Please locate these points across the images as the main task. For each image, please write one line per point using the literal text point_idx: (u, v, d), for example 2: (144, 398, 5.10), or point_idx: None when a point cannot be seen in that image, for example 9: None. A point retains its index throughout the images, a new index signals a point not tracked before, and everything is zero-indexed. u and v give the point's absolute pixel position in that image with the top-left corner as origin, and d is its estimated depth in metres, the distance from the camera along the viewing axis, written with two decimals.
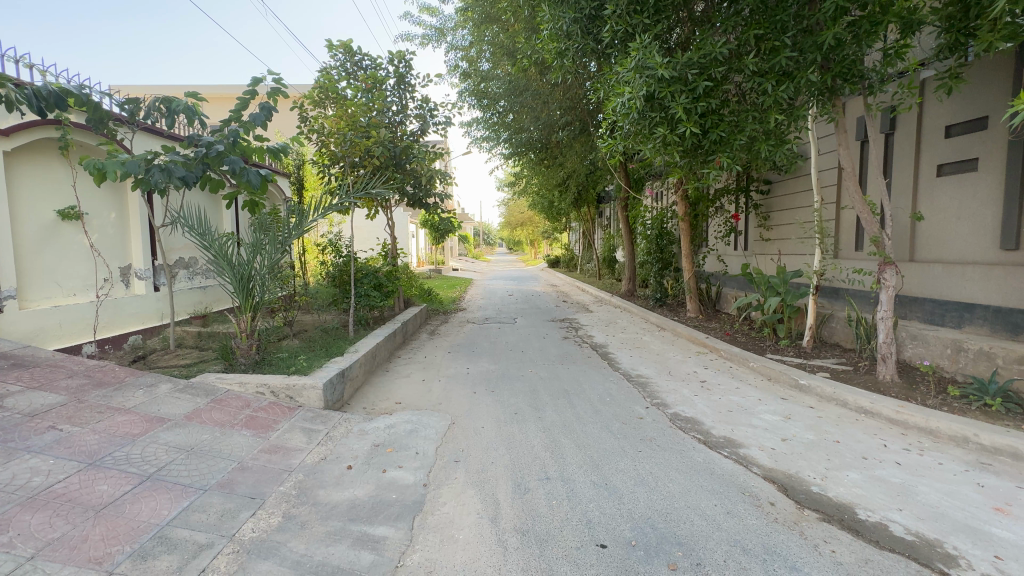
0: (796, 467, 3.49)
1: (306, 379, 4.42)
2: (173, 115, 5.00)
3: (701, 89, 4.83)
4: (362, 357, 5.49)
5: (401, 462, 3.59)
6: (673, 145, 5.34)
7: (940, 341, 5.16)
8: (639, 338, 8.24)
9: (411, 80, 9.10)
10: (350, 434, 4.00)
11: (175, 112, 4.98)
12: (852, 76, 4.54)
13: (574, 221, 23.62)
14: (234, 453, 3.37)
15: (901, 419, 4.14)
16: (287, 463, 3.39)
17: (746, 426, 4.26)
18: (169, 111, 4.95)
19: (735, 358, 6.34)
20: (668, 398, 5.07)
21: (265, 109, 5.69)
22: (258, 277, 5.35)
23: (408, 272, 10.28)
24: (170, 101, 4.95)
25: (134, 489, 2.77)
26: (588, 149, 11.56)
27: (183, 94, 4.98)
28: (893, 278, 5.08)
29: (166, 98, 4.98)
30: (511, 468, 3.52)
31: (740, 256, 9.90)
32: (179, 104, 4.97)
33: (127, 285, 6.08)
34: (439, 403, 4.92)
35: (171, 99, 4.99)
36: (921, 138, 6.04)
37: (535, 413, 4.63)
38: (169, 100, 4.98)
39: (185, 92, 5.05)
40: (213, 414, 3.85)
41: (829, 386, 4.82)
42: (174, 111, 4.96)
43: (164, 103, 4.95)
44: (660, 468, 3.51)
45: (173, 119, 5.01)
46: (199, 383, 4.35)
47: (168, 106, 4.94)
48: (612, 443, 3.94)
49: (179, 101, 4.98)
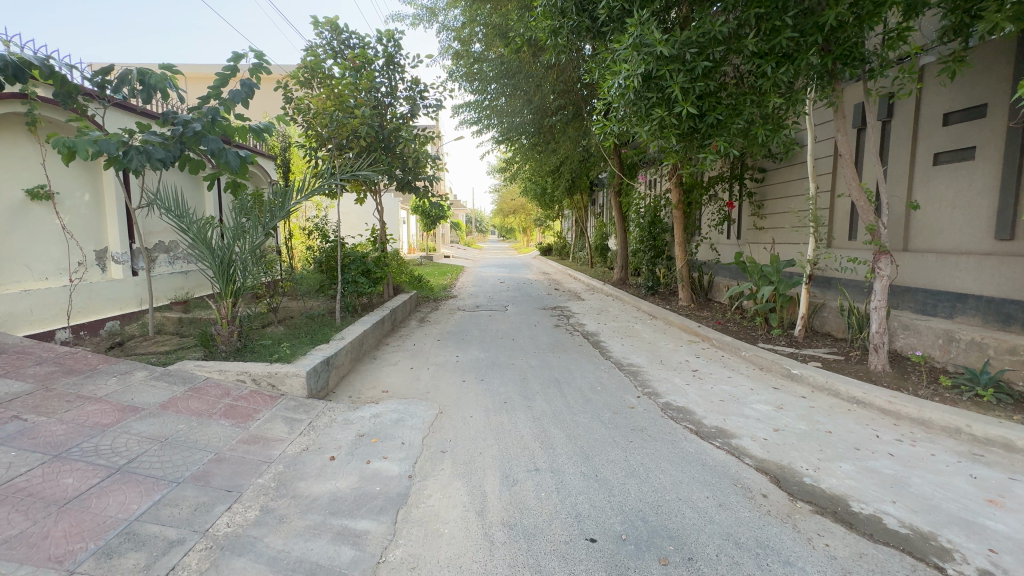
0: (789, 458, 3.44)
1: (289, 367, 4.29)
2: (148, 90, 4.82)
3: (700, 69, 4.59)
4: (348, 345, 5.36)
5: (386, 452, 3.49)
6: (669, 127, 5.12)
7: (932, 331, 5.15)
8: (631, 326, 8.17)
9: (400, 60, 8.84)
10: (334, 424, 3.88)
11: (150, 86, 4.80)
12: (852, 59, 4.44)
13: (566, 209, 23.43)
14: (211, 444, 3.23)
15: (893, 409, 4.09)
16: (267, 454, 3.26)
17: (738, 416, 4.21)
18: (143, 85, 4.77)
19: (727, 347, 6.29)
20: (659, 387, 5.00)
21: (246, 85, 5.46)
22: (239, 261, 5.17)
23: (398, 258, 10.08)
24: (146, 75, 4.76)
25: (102, 482, 2.63)
26: (581, 134, 11.41)
27: (159, 67, 4.80)
28: (888, 268, 5.03)
29: (140, 71, 4.79)
30: (500, 458, 3.43)
31: (733, 244, 9.84)
32: (155, 78, 4.80)
33: (104, 270, 5.86)
34: (427, 392, 4.81)
35: (146, 73, 4.80)
36: (919, 126, 5.94)
37: (525, 402, 4.55)
38: (145, 73, 4.79)
39: (160, 65, 4.84)
40: (191, 403, 3.70)
41: (821, 375, 4.78)
42: (150, 86, 4.78)
43: (139, 76, 4.76)
44: (651, 458, 3.45)
45: (149, 93, 4.83)
46: (176, 371, 4.19)
47: (143, 80, 4.76)
48: (603, 434, 3.85)
49: (155, 75, 4.80)
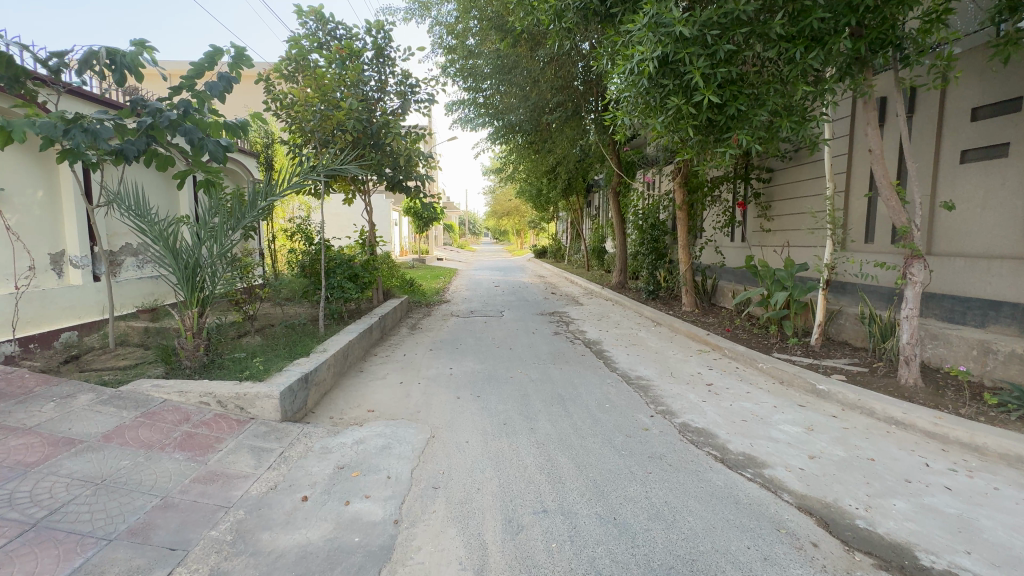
0: (833, 493, 2.99)
1: (260, 387, 3.78)
2: (122, 71, 4.03)
3: (723, 53, 4.11)
4: (331, 358, 4.87)
5: (369, 490, 3.00)
6: (686, 118, 4.67)
7: (966, 341, 4.77)
8: (634, 333, 7.74)
9: (390, 53, 8.38)
10: (310, 454, 3.38)
11: (124, 67, 3.99)
12: (886, 43, 4.09)
13: (560, 210, 23.03)
14: (159, 484, 2.72)
15: (939, 432, 3.66)
16: (225, 496, 2.75)
17: (766, 439, 3.76)
18: (116, 65, 3.97)
19: (741, 358, 5.86)
20: (673, 404, 4.55)
21: (225, 78, 4.87)
22: (206, 266, 4.64)
23: (388, 261, 9.58)
24: (117, 53, 3.95)
25: (8, 544, 2.12)
26: (580, 132, 10.99)
27: (131, 42, 3.99)
28: (921, 273, 4.60)
29: (109, 47, 3.96)
30: (501, 497, 2.96)
31: (738, 247, 9.43)
32: (128, 56, 3.99)
33: (61, 275, 5.35)
34: (417, 412, 4.32)
35: (117, 50, 3.98)
36: (943, 122, 5.57)
37: (527, 424, 4.07)
38: (117, 51, 3.98)
39: (132, 40, 4.04)
40: (140, 432, 3.18)
41: (852, 392, 4.34)
42: (125, 66, 4.00)
43: (109, 55, 3.96)
44: (676, 494, 2.98)
45: (122, 75, 4.04)
46: (129, 392, 3.66)
47: (117, 59, 3.96)
48: (617, 463, 3.39)
49: (128, 53, 3.99)
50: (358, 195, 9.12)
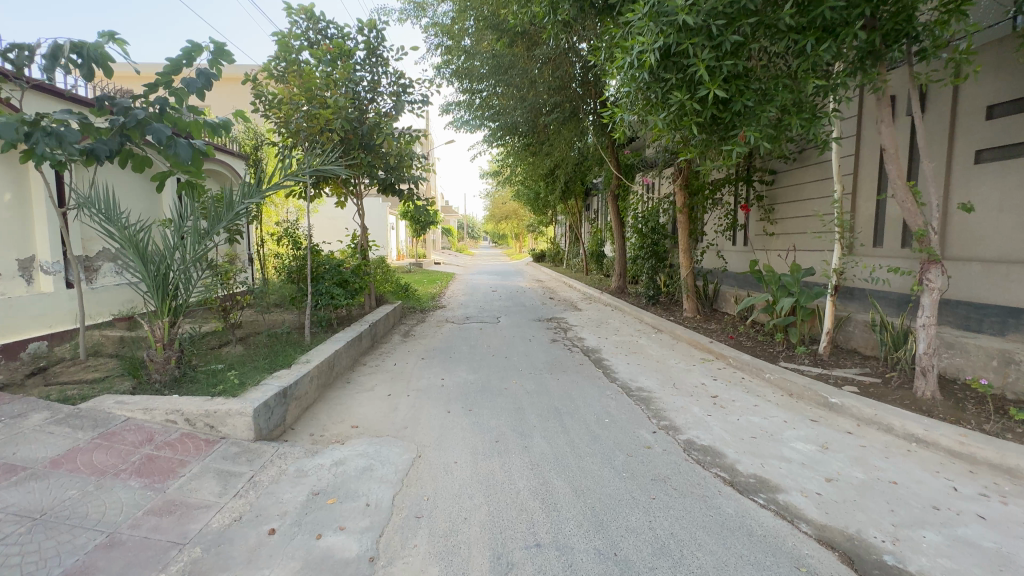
0: (855, 523, 2.72)
1: (232, 404, 3.51)
2: (89, 66, 3.74)
3: (729, 44, 3.85)
4: (314, 370, 4.60)
5: (344, 521, 2.72)
6: (689, 114, 4.42)
7: (985, 351, 4.52)
8: (634, 341, 7.48)
9: (382, 52, 8.14)
10: (282, 479, 3.09)
11: (90, 61, 3.71)
12: (903, 35, 3.83)
13: (558, 213, 22.76)
14: (107, 518, 2.45)
15: (964, 452, 3.39)
16: (182, 530, 2.47)
17: (778, 459, 3.49)
18: (82, 59, 3.69)
19: (747, 367, 5.59)
20: (677, 419, 4.28)
21: (204, 74, 4.41)
22: (178, 273, 4.36)
23: (382, 266, 9.33)
24: (82, 46, 3.67)
25: None
26: (578, 134, 10.77)
27: (97, 33, 3.71)
28: (939, 279, 4.33)
29: (73, 41, 3.68)
30: (489, 528, 2.68)
31: (741, 251, 9.18)
32: (94, 49, 3.70)
33: (31, 282, 5.07)
34: (403, 428, 4.05)
35: (82, 43, 3.70)
36: (957, 121, 5.32)
37: (521, 442, 3.79)
38: (82, 44, 3.70)
39: (99, 32, 3.77)
40: (94, 456, 2.91)
41: (867, 406, 4.08)
42: (92, 61, 3.72)
43: (74, 49, 3.68)
44: (682, 525, 2.70)
45: (90, 71, 3.76)
46: (88, 409, 3.39)
47: (83, 53, 3.68)
48: (617, 487, 3.11)
49: (94, 47, 3.71)
50: (350, 198, 8.87)
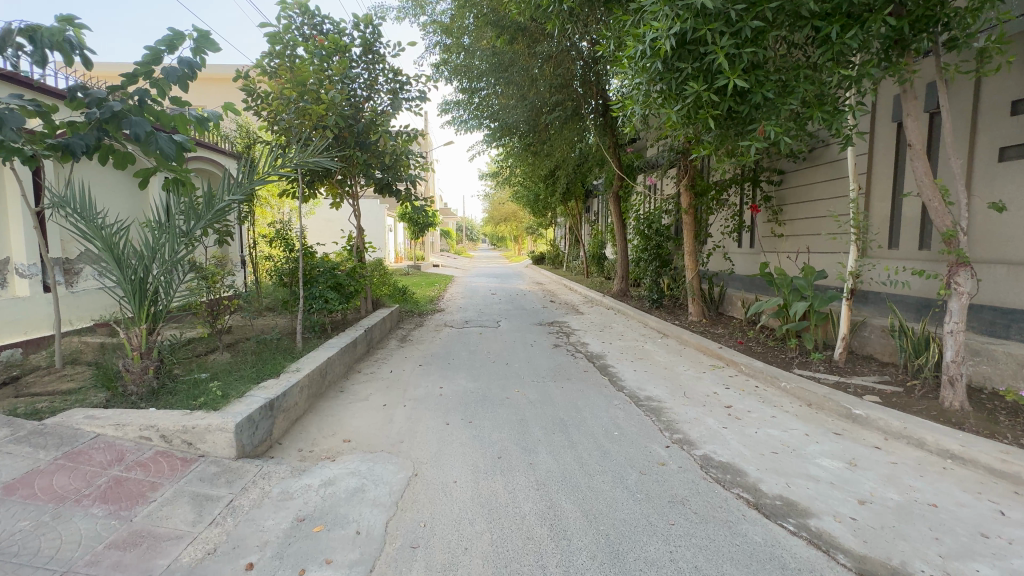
0: (898, 554, 2.46)
1: (212, 419, 3.23)
2: (41, 51, 3.46)
3: (749, 30, 3.63)
4: (304, 379, 4.31)
5: (331, 553, 2.44)
6: (706, 106, 4.17)
7: (1016, 359, 4.26)
8: (640, 346, 7.21)
9: (379, 48, 7.88)
10: (265, 503, 2.81)
11: (41, 46, 3.43)
12: (932, 23, 3.60)
13: (559, 215, 22.50)
14: (62, 554, 2.18)
15: (1007, 470, 3.13)
16: (147, 567, 2.20)
17: (804, 478, 3.22)
18: (33, 44, 3.41)
19: (760, 375, 5.33)
20: (691, 432, 4.01)
21: (185, 63, 4.11)
22: (158, 277, 4.08)
23: (378, 269, 9.04)
24: (35, 30, 3.41)
25: None
26: (579, 134, 10.52)
27: (54, 17, 3.44)
28: (967, 282, 4.08)
29: (27, 24, 3.42)
30: (493, 561, 2.40)
31: (748, 253, 8.94)
32: (47, 33, 3.43)
33: (4, 285, 4.80)
34: (399, 442, 3.77)
35: (37, 27, 3.43)
36: (980, 118, 5.09)
37: (525, 458, 3.52)
38: (36, 28, 3.43)
39: (57, 16, 3.49)
40: (55, 479, 2.64)
41: (894, 419, 3.83)
42: (43, 45, 3.44)
43: (26, 32, 3.41)
44: (707, 557, 2.44)
45: (42, 56, 3.47)
46: (54, 425, 3.11)
47: (34, 37, 3.42)
48: (632, 512, 2.84)
49: (48, 30, 3.43)
50: (346, 199, 8.61)
